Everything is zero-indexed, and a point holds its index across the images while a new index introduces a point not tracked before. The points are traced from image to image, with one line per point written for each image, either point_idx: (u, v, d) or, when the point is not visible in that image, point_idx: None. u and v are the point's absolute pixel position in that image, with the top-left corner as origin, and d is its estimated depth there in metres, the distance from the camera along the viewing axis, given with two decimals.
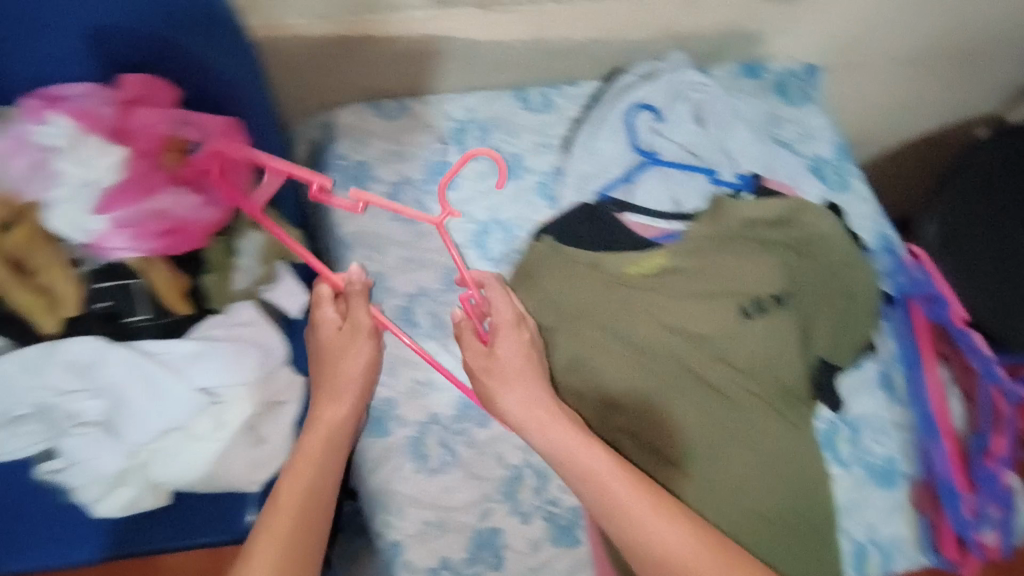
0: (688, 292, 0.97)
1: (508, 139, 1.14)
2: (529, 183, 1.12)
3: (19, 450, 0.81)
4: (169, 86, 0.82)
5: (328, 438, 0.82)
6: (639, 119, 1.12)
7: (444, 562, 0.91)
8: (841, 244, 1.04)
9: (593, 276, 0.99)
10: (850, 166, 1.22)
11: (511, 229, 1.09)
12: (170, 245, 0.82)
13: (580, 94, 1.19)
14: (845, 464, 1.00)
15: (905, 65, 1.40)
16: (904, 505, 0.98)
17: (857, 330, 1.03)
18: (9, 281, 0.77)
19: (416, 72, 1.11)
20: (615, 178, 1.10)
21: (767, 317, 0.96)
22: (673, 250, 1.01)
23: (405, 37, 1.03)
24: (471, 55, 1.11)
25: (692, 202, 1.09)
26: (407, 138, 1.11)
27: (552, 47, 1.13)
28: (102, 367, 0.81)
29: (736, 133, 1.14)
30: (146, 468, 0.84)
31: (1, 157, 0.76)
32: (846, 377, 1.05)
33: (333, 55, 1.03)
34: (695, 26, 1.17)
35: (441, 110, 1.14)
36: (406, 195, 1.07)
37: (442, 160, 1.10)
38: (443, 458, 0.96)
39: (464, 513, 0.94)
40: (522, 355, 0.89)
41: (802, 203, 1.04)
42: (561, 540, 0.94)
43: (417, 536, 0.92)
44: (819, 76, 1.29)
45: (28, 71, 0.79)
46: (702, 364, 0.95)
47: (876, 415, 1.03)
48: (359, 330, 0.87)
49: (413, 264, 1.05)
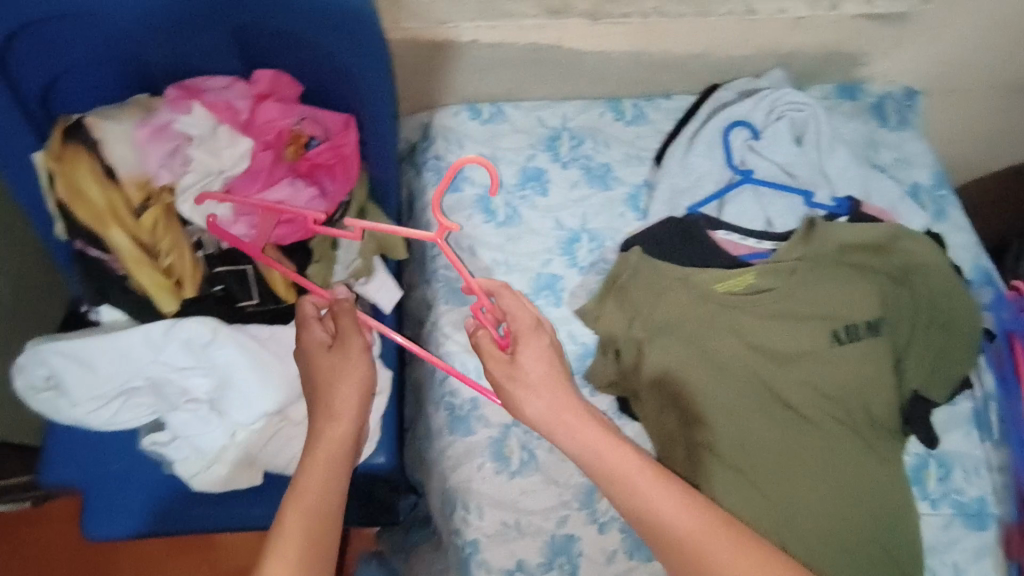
0: (776, 313, 0.96)
1: (600, 148, 1.15)
2: (620, 194, 1.12)
3: (129, 421, 0.84)
4: (294, 82, 0.86)
5: (331, 456, 0.74)
6: (735, 136, 1.11)
7: (519, 565, 0.85)
8: (946, 275, 0.97)
9: (683, 289, 0.96)
10: (948, 195, 1.18)
11: (600, 239, 1.08)
12: (284, 234, 0.85)
13: (674, 108, 1.20)
14: (934, 501, 0.96)
15: (1014, 94, 1.34)
16: (995, 549, 0.93)
17: (955, 365, 0.98)
18: (139, 262, 0.80)
19: (516, 79, 1.14)
20: (708, 194, 1.08)
21: (859, 345, 0.95)
22: (763, 269, 0.97)
23: (512, 44, 1.06)
24: (574, 64, 1.12)
25: (785, 223, 1.06)
26: (502, 142, 1.13)
27: (653, 59, 1.14)
28: (216, 348, 0.81)
29: (834, 155, 1.11)
30: (246, 450, 0.84)
31: (139, 143, 0.79)
32: (939, 411, 1.02)
33: (440, 59, 1.06)
34: (799, 45, 1.16)
35: (537, 117, 1.16)
36: (497, 198, 1.09)
37: (536, 167, 1.11)
38: (524, 461, 0.90)
39: (543, 517, 0.87)
40: (543, 368, 0.82)
41: (901, 230, 0.98)
42: (639, 553, 0.86)
43: (493, 537, 0.86)
44: (919, 100, 1.28)
45: (169, 58, 0.82)
46: (786, 386, 0.94)
47: (969, 453, 0.99)
48: (348, 347, 0.80)
49: (503, 266, 1.05)
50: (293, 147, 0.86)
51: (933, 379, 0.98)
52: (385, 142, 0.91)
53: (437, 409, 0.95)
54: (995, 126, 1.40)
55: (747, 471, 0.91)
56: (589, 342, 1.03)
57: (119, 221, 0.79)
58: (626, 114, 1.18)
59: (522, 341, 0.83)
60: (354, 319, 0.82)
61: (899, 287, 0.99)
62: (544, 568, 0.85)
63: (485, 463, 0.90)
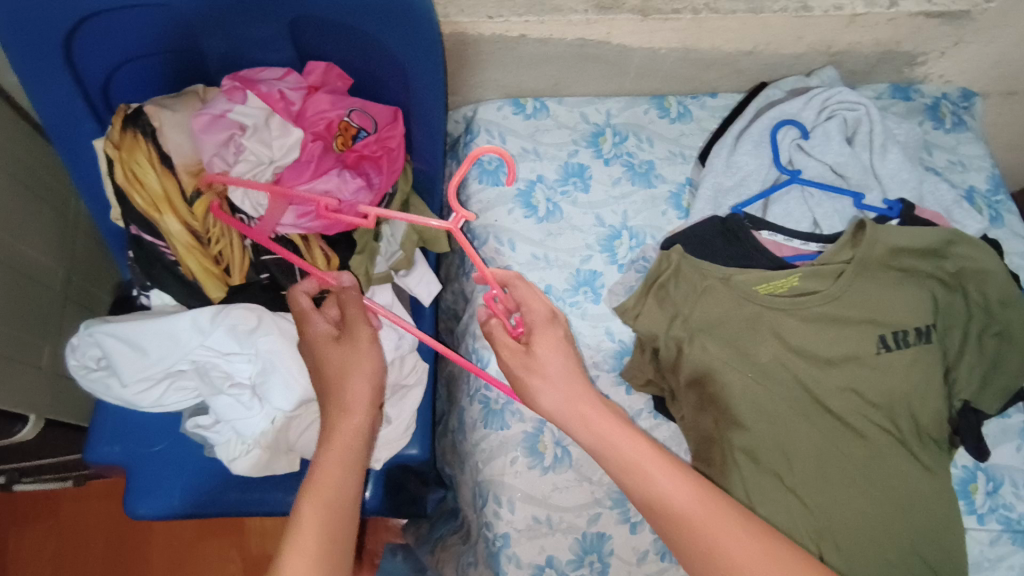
0: (822, 317, 0.93)
1: (643, 146, 1.14)
2: (662, 192, 1.11)
3: (174, 403, 0.85)
4: (344, 75, 0.88)
5: (345, 447, 0.73)
6: (785, 135, 1.08)
7: (549, 561, 0.85)
8: (1005, 283, 0.93)
9: (724, 290, 0.94)
10: (1006, 200, 1.15)
11: (640, 238, 1.07)
12: (328, 226, 0.86)
13: (720, 107, 1.20)
14: (980, 517, 0.92)
15: None
16: None
17: (1010, 376, 0.94)
18: (191, 249, 0.82)
19: (561, 74, 1.13)
20: (752, 194, 1.07)
21: (906, 351, 0.92)
22: (808, 271, 0.93)
23: (560, 40, 1.04)
24: (620, 61, 1.10)
25: (832, 225, 1.05)
26: (544, 138, 1.13)
27: (702, 57, 1.11)
28: (260, 334, 0.82)
29: (888, 158, 1.07)
30: (284, 436, 0.85)
31: (195, 133, 0.80)
32: (989, 423, 0.97)
33: (485, 53, 1.06)
34: (853, 43, 1.13)
35: (580, 113, 1.15)
36: (537, 194, 1.08)
37: (578, 163, 1.11)
38: (557, 457, 0.89)
39: (575, 514, 0.87)
40: (559, 361, 0.78)
41: (960, 234, 0.93)
42: (670, 555, 0.86)
43: (525, 532, 0.86)
44: (976, 102, 1.26)
45: (224, 47, 0.84)
46: (828, 391, 0.92)
47: (1020, 468, 0.95)
48: (356, 338, 0.76)
49: (541, 262, 1.05)
50: (340, 138, 0.87)
51: (985, 389, 0.94)
52: (432, 134, 0.92)
53: (473, 403, 0.95)
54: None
55: (785, 475, 0.89)
56: (626, 339, 1.03)
57: (173, 208, 0.81)
58: (672, 114, 1.17)
59: (537, 332, 0.80)
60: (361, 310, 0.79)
61: (949, 292, 0.95)
62: (574, 564, 0.85)
63: (518, 457, 0.89)
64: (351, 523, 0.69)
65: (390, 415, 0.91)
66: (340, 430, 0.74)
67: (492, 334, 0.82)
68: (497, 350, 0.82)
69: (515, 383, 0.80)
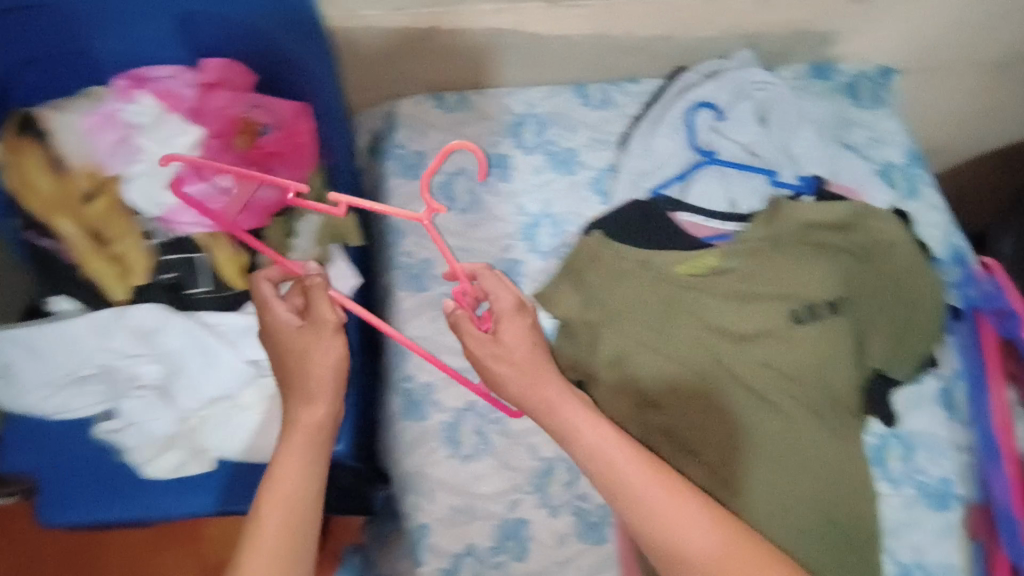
0: (735, 293, 0.95)
1: (565, 133, 1.14)
2: (583, 178, 1.11)
3: (83, 408, 0.84)
4: (245, 71, 0.87)
5: (309, 442, 0.71)
6: (699, 118, 1.11)
7: (469, 549, 0.85)
8: (908, 252, 0.98)
9: (639, 272, 0.97)
10: (922, 173, 1.15)
11: (562, 224, 1.08)
12: (233, 222, 0.85)
13: (641, 92, 1.18)
14: (895, 481, 0.94)
15: (995, 69, 1.31)
16: (956, 529, 0.91)
17: (916, 343, 0.97)
18: (88, 249, 0.82)
19: (478, 67, 1.14)
20: (671, 176, 1.08)
21: (820, 325, 0.92)
22: (726, 251, 0.98)
23: (471, 31, 1.06)
24: (534, 51, 1.13)
25: (749, 204, 1.05)
26: (464, 130, 1.12)
27: (616, 43, 1.13)
28: (164, 333, 0.82)
29: (801, 135, 1.10)
30: (195, 435, 0.84)
31: (90, 132, 0.83)
32: (902, 392, 1.00)
33: (399, 47, 1.07)
34: (764, 24, 1.15)
35: (502, 105, 1.15)
36: (459, 186, 1.08)
37: (500, 153, 1.11)
38: (476, 444, 0.91)
39: (493, 501, 0.88)
40: (525, 349, 0.81)
41: (868, 208, 0.99)
42: (588, 535, 0.86)
43: (444, 521, 0.86)
44: (892, 79, 1.25)
45: (120, 47, 0.85)
46: (745, 367, 0.92)
47: (931, 432, 0.98)
48: (321, 326, 0.76)
49: (465, 252, 1.04)
50: (243, 136, 0.85)
51: (897, 355, 0.96)
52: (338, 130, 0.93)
53: (394, 396, 0.96)
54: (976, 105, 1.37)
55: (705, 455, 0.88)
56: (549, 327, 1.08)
57: (69, 212, 0.81)
58: (591, 97, 1.17)
59: (503, 321, 0.82)
60: (327, 295, 0.79)
61: (862, 263, 0.98)
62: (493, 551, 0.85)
63: (438, 447, 0.90)
64: (310, 522, 0.67)
65: None
66: (299, 427, 0.72)
67: (458, 323, 0.83)
68: (465, 340, 0.83)
69: (484, 372, 0.82)
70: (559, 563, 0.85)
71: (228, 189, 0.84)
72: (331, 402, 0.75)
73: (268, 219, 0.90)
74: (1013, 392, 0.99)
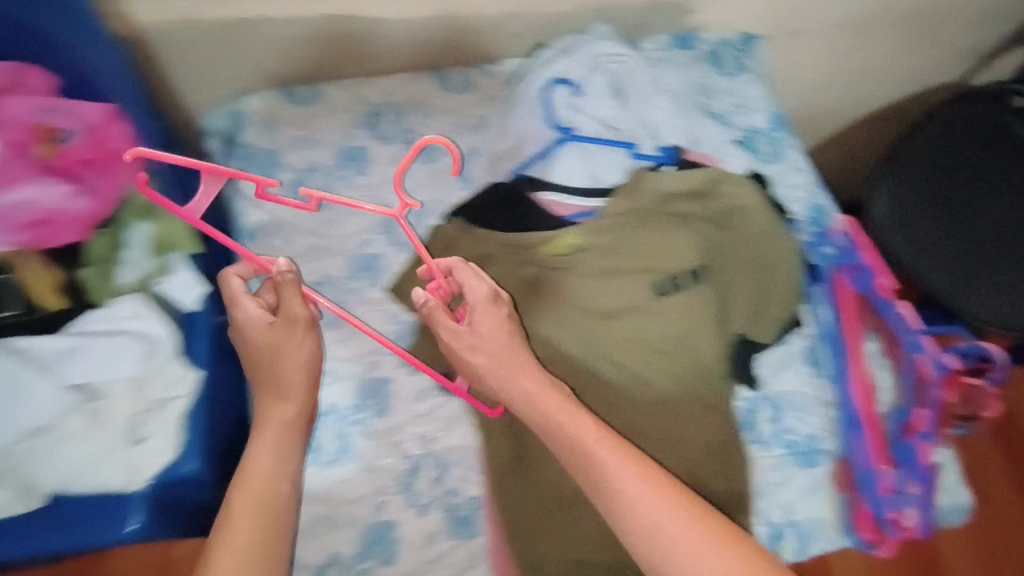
0: (595, 270, 0.90)
1: (423, 122, 1.11)
2: (445, 166, 1.10)
3: None
4: (44, 75, 0.84)
5: (281, 439, 0.73)
6: (556, 94, 1.04)
7: (332, 558, 0.82)
8: (763, 215, 0.98)
9: (504, 253, 0.94)
10: (784, 138, 1.18)
11: (424, 214, 1.06)
12: (41, 237, 0.84)
13: (502, 74, 1.16)
14: (766, 443, 0.96)
15: (855, 31, 1.35)
16: (824, 485, 0.94)
17: (778, 304, 0.98)
18: None
19: (325, 54, 1.11)
20: (532, 156, 1.01)
21: (682, 296, 0.90)
22: (584, 228, 0.92)
23: (310, 16, 1.04)
24: (382, 34, 1.10)
25: (612, 177, 1.00)
26: (317, 122, 1.08)
27: (467, 22, 1.12)
28: None
29: (657, 104, 1.09)
30: (18, 470, 0.77)
31: None
32: (766, 355, 1.01)
33: (234, 40, 1.04)
34: None
35: (357, 94, 1.11)
36: (313, 181, 1.03)
37: (355, 146, 1.07)
38: (338, 449, 0.87)
39: (356, 505, 0.84)
40: (503, 341, 0.78)
41: (721, 173, 0.98)
42: (458, 531, 0.84)
43: (306, 531, 0.82)
44: (756, 45, 1.27)
45: None
46: (621, 341, 0.88)
47: (797, 391, 0.99)
48: (295, 322, 0.75)
49: (319, 251, 1.00)
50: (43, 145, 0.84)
51: (757, 320, 0.97)
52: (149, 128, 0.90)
53: None
54: (840, 66, 1.41)
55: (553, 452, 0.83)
56: None
57: None
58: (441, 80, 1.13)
59: (478, 311, 0.79)
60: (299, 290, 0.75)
61: (720, 233, 0.98)
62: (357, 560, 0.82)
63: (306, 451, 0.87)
64: (283, 518, 0.67)
65: (144, 434, 0.80)
66: (274, 424, 0.73)
67: (431, 315, 0.81)
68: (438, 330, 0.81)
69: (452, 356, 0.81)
70: (428, 563, 0.83)
71: (30, 203, 0.83)
72: (303, 399, 0.76)
73: (88, 233, 0.88)
74: (872, 342, 1.03)
